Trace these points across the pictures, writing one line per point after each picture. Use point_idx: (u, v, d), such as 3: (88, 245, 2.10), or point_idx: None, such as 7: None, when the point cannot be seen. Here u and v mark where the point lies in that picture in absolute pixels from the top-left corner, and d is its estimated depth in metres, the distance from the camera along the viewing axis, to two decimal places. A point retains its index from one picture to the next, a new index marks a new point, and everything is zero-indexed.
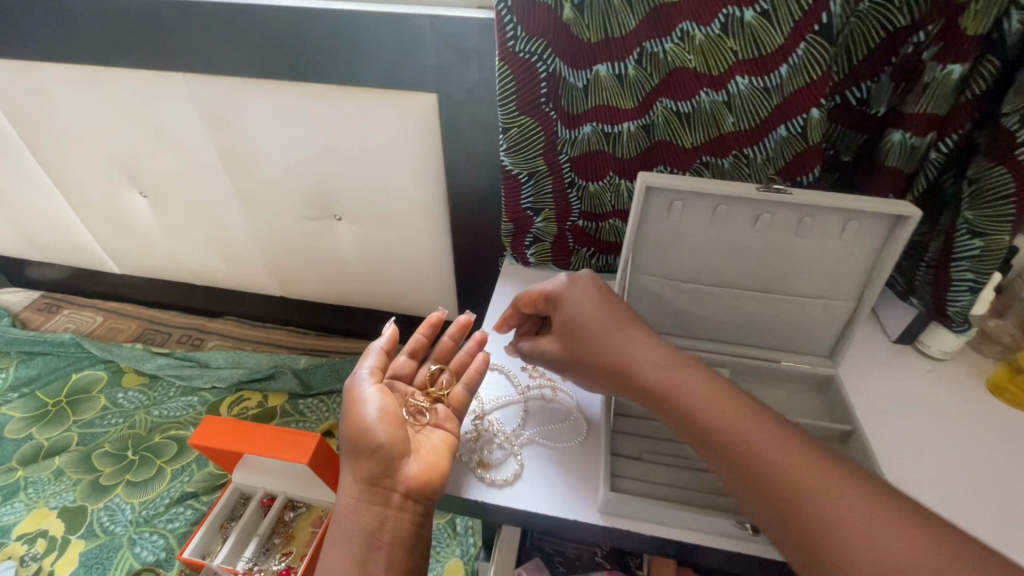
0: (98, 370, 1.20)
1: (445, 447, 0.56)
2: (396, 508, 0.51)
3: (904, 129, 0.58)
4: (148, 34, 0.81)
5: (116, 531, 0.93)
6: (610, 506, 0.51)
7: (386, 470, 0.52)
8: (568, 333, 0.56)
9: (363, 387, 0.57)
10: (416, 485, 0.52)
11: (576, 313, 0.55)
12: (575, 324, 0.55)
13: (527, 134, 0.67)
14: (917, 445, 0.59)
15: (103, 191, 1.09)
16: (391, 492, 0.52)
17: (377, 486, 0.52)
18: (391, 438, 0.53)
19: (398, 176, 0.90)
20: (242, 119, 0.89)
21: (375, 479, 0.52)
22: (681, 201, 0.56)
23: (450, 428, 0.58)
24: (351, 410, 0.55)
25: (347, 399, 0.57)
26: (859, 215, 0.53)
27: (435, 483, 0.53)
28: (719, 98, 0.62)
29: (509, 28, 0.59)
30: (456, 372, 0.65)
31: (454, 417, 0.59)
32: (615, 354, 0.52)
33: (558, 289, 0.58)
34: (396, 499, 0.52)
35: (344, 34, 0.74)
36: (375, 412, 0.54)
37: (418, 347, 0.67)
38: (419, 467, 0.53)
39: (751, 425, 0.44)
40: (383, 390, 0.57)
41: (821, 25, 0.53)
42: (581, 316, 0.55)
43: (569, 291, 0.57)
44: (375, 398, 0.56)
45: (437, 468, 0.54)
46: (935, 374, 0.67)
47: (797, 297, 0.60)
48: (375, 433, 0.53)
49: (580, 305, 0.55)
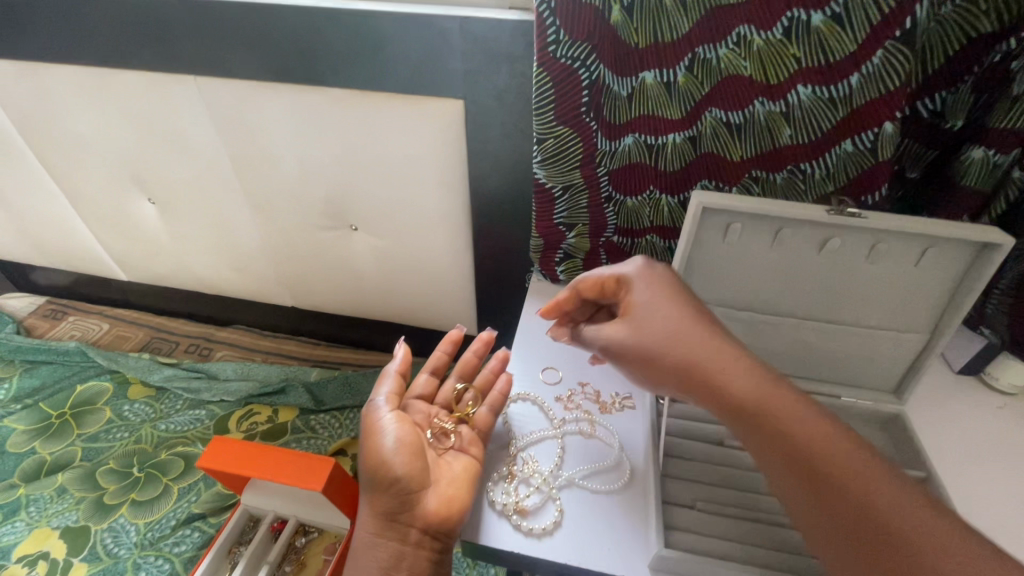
0: (103, 381, 1.16)
1: (464, 475, 0.52)
2: (414, 545, 0.48)
3: (987, 146, 0.53)
4: (158, 34, 0.77)
5: (120, 555, 0.89)
6: (662, 563, 0.47)
7: (403, 505, 0.49)
8: (635, 315, 0.49)
9: (382, 414, 0.55)
10: (432, 521, 0.49)
11: (650, 297, 0.49)
12: (647, 307, 0.49)
13: (564, 146, 0.62)
14: (996, 493, 0.54)
15: (110, 197, 1.05)
16: (409, 527, 0.49)
17: (394, 522, 0.49)
18: (406, 471, 0.50)
19: (419, 186, 0.86)
20: (256, 124, 0.84)
21: (393, 514, 0.49)
22: (740, 223, 0.52)
23: (473, 453, 0.55)
24: (369, 440, 0.53)
25: (365, 429, 0.54)
26: (941, 241, 0.48)
27: (453, 519, 0.49)
28: (776, 109, 0.56)
29: (551, 31, 0.54)
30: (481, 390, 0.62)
31: (478, 439, 0.57)
32: (691, 341, 0.45)
33: (629, 272, 0.53)
34: (414, 535, 0.49)
35: (367, 36, 0.69)
36: (392, 443, 0.52)
37: (441, 364, 0.65)
38: (437, 501, 0.50)
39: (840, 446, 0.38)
40: (401, 418, 0.55)
41: (902, 31, 0.48)
42: (654, 299, 0.49)
43: (643, 273, 0.52)
44: (393, 428, 0.53)
45: (456, 500, 0.50)
46: (1007, 411, 0.61)
47: (862, 328, 0.55)
48: (391, 465, 0.50)
49: (655, 287, 0.50)
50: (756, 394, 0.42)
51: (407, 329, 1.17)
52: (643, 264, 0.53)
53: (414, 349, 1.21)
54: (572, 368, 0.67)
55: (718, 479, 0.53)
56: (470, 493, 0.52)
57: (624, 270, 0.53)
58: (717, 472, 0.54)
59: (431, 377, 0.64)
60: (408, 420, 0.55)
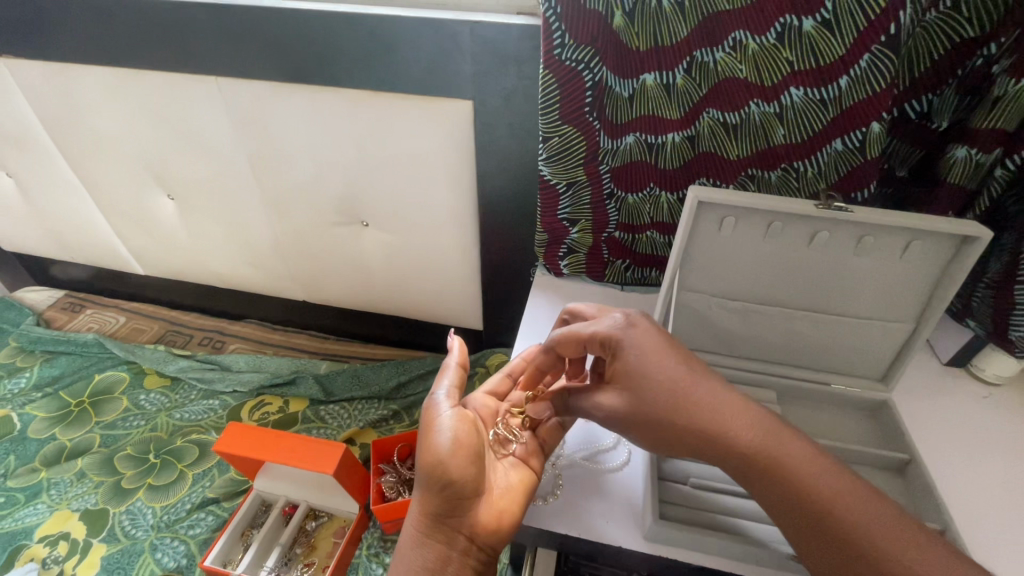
0: (120, 371, 1.20)
1: (519, 489, 0.51)
2: (461, 552, 0.47)
3: (970, 146, 0.55)
4: (181, 36, 0.81)
5: (137, 536, 0.92)
6: (656, 534, 0.50)
7: (454, 510, 0.48)
8: (629, 391, 0.47)
9: (442, 409, 0.51)
10: (482, 531, 0.48)
11: (641, 366, 0.47)
12: (638, 380, 0.47)
13: (568, 143, 0.66)
14: (976, 475, 0.57)
15: (130, 193, 1.09)
16: (457, 533, 0.48)
17: (442, 526, 0.47)
18: (463, 476, 0.48)
19: (428, 184, 0.89)
20: (273, 123, 0.88)
21: (443, 517, 0.48)
22: (734, 216, 0.55)
23: (531, 466, 0.54)
24: (424, 436, 0.49)
25: (423, 421, 0.51)
26: (924, 235, 0.51)
27: (503, 532, 0.49)
28: (770, 110, 0.59)
29: (556, 35, 0.58)
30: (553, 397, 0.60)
31: (538, 451, 0.55)
32: (689, 403, 0.45)
33: (612, 333, 0.49)
34: (462, 542, 0.48)
35: (381, 39, 0.73)
36: (450, 442, 0.48)
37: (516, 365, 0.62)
38: (489, 511, 0.49)
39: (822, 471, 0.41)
40: (462, 417, 0.51)
41: (888, 35, 0.51)
42: (647, 368, 0.47)
43: (627, 337, 0.48)
44: (450, 427, 0.49)
45: (508, 514, 0.50)
46: (991, 400, 0.64)
47: (851, 318, 0.58)
48: (448, 468, 0.47)
49: (643, 352, 0.47)
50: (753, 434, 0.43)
51: (415, 324, 1.20)
52: (625, 323, 0.49)
53: (421, 344, 1.24)
54: None
55: None
56: (520, 508, 0.51)
57: (605, 333, 0.50)
58: None
59: (506, 376, 0.62)
60: (469, 420, 0.52)
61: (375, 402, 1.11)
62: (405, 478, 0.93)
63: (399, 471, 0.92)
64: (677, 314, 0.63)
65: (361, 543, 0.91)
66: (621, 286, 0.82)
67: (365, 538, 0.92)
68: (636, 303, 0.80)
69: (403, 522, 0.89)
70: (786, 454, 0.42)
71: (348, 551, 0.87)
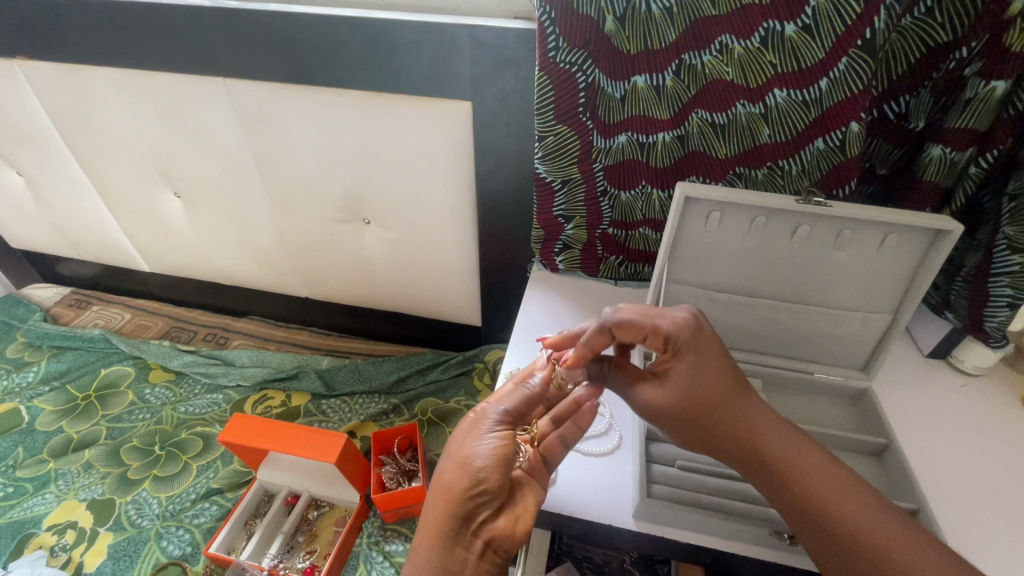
0: (126, 366, 1.23)
1: (537, 502, 0.50)
2: (476, 555, 0.47)
3: (944, 145, 0.58)
4: (191, 39, 0.84)
5: (143, 525, 0.95)
6: (645, 512, 0.52)
7: (476, 515, 0.47)
8: (682, 389, 0.49)
9: (488, 426, 0.51)
10: (500, 538, 0.47)
11: (695, 366, 0.49)
12: (691, 378, 0.49)
13: (563, 142, 0.68)
14: (954, 460, 0.59)
15: (138, 191, 1.12)
16: (474, 536, 0.47)
17: (460, 528, 0.47)
18: (496, 486, 0.48)
19: (429, 183, 0.92)
20: (278, 123, 0.91)
21: (464, 520, 0.47)
22: (720, 211, 0.57)
23: (540, 482, 0.52)
24: (464, 443, 0.50)
25: (466, 429, 0.51)
26: (899, 228, 0.54)
27: (519, 541, 0.48)
28: (756, 110, 0.62)
29: (551, 39, 0.60)
30: (558, 415, 0.57)
31: (543, 469, 0.53)
32: (726, 404, 0.48)
33: (675, 330, 0.50)
34: (478, 545, 0.47)
35: (383, 43, 0.76)
36: (489, 455, 0.49)
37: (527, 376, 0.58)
38: (507, 519, 0.48)
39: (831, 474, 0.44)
40: (507, 435, 0.50)
41: (864, 39, 0.54)
42: (700, 370, 0.49)
43: (689, 339, 0.50)
44: (494, 441, 0.50)
45: (527, 524, 0.49)
46: (969, 389, 0.67)
47: (832, 309, 0.61)
48: (485, 477, 0.48)
49: (699, 352, 0.49)
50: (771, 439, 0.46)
51: (416, 320, 1.23)
52: (684, 324, 0.50)
53: (421, 340, 1.27)
54: None
55: None
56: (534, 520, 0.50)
57: (671, 330, 0.50)
58: None
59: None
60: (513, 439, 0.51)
61: (376, 397, 1.13)
62: (404, 469, 0.95)
63: (399, 462, 0.95)
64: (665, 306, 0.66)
65: (362, 532, 0.94)
66: (615, 281, 0.85)
67: (365, 527, 0.94)
68: (629, 297, 0.82)
69: (402, 511, 0.91)
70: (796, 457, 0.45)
71: (349, 538, 0.90)
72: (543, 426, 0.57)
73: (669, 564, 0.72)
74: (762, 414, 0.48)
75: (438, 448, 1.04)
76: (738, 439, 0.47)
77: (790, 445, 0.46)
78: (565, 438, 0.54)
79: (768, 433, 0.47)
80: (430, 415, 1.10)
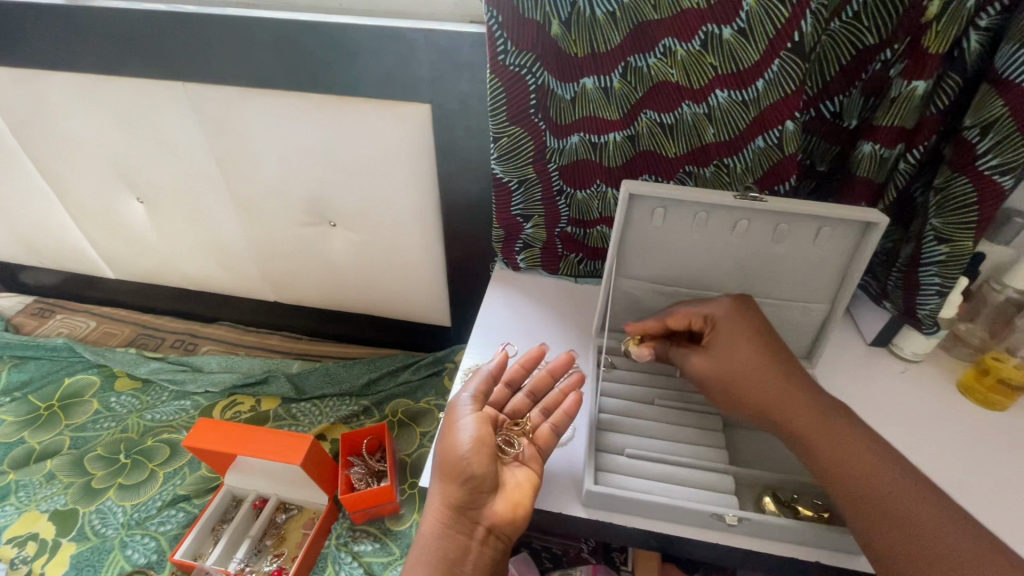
0: (91, 374, 1.21)
1: (530, 484, 0.54)
2: (479, 542, 0.52)
3: (874, 141, 0.60)
4: (146, 42, 0.83)
5: (107, 534, 0.93)
6: (594, 499, 0.54)
7: (473, 503, 0.52)
8: (719, 356, 0.57)
9: (464, 411, 0.56)
10: (500, 523, 0.52)
11: (731, 339, 0.57)
12: (728, 350, 0.57)
13: (517, 143, 0.70)
14: (891, 442, 0.62)
15: (100, 197, 1.11)
16: (475, 524, 0.52)
17: (462, 516, 0.52)
18: (482, 472, 0.52)
19: (392, 184, 0.93)
20: (239, 126, 0.91)
21: (463, 508, 0.52)
22: (664, 207, 0.60)
23: (534, 466, 0.56)
24: (447, 435, 0.54)
25: (446, 422, 0.56)
26: (830, 221, 0.57)
27: (518, 524, 0.52)
28: (700, 110, 0.65)
29: (500, 42, 0.62)
30: (547, 407, 0.62)
31: (538, 455, 0.57)
32: (762, 378, 0.54)
33: (715, 310, 0.59)
34: (480, 532, 0.52)
35: (342, 46, 0.77)
36: (469, 442, 0.53)
37: (514, 375, 0.63)
38: (504, 505, 0.53)
39: (870, 462, 0.48)
40: (482, 418, 0.55)
41: (793, 42, 0.56)
42: (736, 342, 0.57)
43: (726, 320, 0.58)
44: (471, 426, 0.54)
45: (523, 506, 0.53)
46: (908, 374, 0.70)
47: (776, 300, 0.64)
48: (469, 464, 0.52)
49: (736, 333, 0.57)
50: (813, 425, 0.51)
51: (386, 322, 1.23)
52: (726, 308, 0.59)
53: (393, 341, 1.27)
54: (526, 343, 0.75)
55: (650, 432, 0.61)
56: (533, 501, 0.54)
57: (711, 312, 0.59)
58: (649, 424, 0.62)
59: (504, 386, 0.63)
60: (489, 420, 0.57)
61: (347, 399, 1.13)
62: (373, 470, 0.95)
63: (368, 463, 0.95)
64: (616, 300, 0.69)
65: (331, 534, 0.94)
66: (575, 279, 0.86)
67: (334, 529, 0.94)
68: (589, 294, 0.84)
69: (371, 511, 0.91)
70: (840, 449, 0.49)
71: (317, 541, 0.90)
72: (534, 418, 0.61)
73: (625, 552, 0.77)
74: (807, 400, 0.52)
75: (408, 448, 1.05)
76: (771, 409, 0.53)
77: (834, 435, 0.50)
78: (556, 429, 0.58)
79: (821, 425, 0.50)
80: (400, 416, 1.10)
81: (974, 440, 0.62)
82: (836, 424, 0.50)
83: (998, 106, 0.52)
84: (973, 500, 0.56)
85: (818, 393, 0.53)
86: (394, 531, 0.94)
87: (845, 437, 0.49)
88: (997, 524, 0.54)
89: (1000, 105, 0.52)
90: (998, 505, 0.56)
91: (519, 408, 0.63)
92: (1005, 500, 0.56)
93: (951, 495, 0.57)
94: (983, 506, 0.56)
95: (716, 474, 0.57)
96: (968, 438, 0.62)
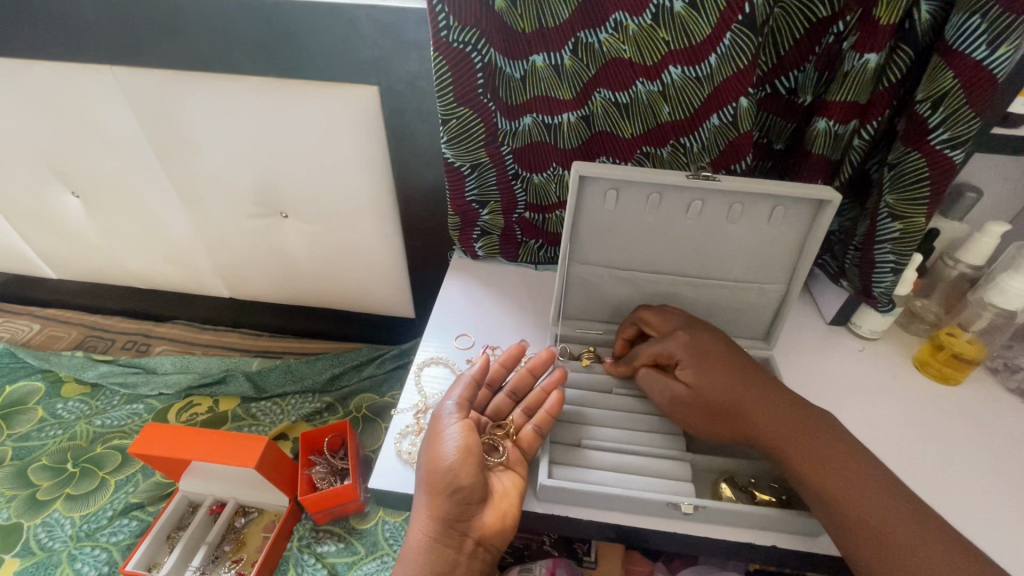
0: (35, 381, 1.14)
1: (517, 491, 0.53)
2: (468, 554, 0.51)
3: (828, 118, 0.59)
4: (67, 24, 0.77)
5: (54, 548, 0.89)
6: (549, 494, 0.53)
7: (462, 515, 0.50)
8: (695, 390, 0.55)
9: (449, 420, 0.53)
10: (488, 534, 0.51)
11: (701, 371, 0.55)
12: (703, 383, 0.55)
13: (466, 126, 0.67)
14: (849, 420, 0.62)
15: (31, 193, 1.04)
16: (464, 536, 0.51)
17: (450, 530, 0.50)
18: (471, 483, 0.50)
19: (344, 174, 0.89)
20: (177, 114, 0.85)
21: (452, 521, 0.50)
22: (616, 189, 0.58)
23: (519, 470, 0.54)
24: (432, 444, 0.52)
25: (431, 431, 0.53)
26: (784, 200, 0.56)
27: (507, 532, 0.52)
28: (654, 88, 0.62)
29: (441, 18, 0.59)
30: (530, 405, 0.59)
31: (522, 458, 0.55)
32: (743, 398, 0.53)
33: (675, 349, 0.58)
34: (469, 545, 0.51)
35: (280, 26, 0.72)
36: (455, 452, 0.50)
37: (496, 375, 0.61)
38: (492, 515, 0.51)
39: (854, 473, 0.48)
40: (466, 425, 0.53)
41: (744, 14, 0.54)
42: (709, 372, 0.55)
43: (690, 354, 0.57)
44: (456, 435, 0.52)
45: (512, 513, 0.51)
46: (867, 352, 0.70)
47: (731, 282, 0.64)
48: (456, 475, 0.50)
49: (705, 365, 0.56)
50: (799, 442, 0.50)
51: (349, 314, 1.19)
52: (684, 343, 0.58)
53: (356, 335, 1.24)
54: (485, 334, 0.73)
55: (612, 421, 0.61)
56: (520, 505, 0.53)
57: (673, 350, 0.58)
58: (607, 414, 0.61)
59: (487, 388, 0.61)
60: (474, 426, 0.54)
61: (309, 396, 1.10)
62: (336, 468, 0.92)
63: (330, 462, 0.92)
64: (572, 287, 0.67)
65: (294, 535, 0.91)
66: (535, 266, 0.84)
67: (297, 530, 0.91)
68: (551, 282, 0.82)
69: (334, 511, 0.89)
70: (826, 463, 0.49)
71: (278, 543, 0.87)
72: (517, 419, 0.58)
73: (588, 544, 0.78)
74: (788, 414, 0.52)
75: (373, 444, 1.03)
76: (751, 437, 0.53)
77: (819, 449, 0.50)
78: (541, 430, 0.56)
79: (806, 439, 0.50)
80: (365, 412, 1.08)
81: (928, 414, 0.63)
82: (819, 438, 0.50)
83: (949, 77, 0.51)
84: (926, 474, 0.57)
85: (798, 405, 0.53)
86: (359, 529, 0.92)
87: (842, 463, 0.49)
88: (949, 496, 0.55)
89: (951, 77, 0.51)
90: (949, 478, 0.57)
91: (502, 407, 0.61)
92: (957, 473, 0.57)
93: (905, 471, 0.57)
94: (935, 479, 0.56)
95: (673, 462, 0.56)
96: (923, 412, 0.63)
